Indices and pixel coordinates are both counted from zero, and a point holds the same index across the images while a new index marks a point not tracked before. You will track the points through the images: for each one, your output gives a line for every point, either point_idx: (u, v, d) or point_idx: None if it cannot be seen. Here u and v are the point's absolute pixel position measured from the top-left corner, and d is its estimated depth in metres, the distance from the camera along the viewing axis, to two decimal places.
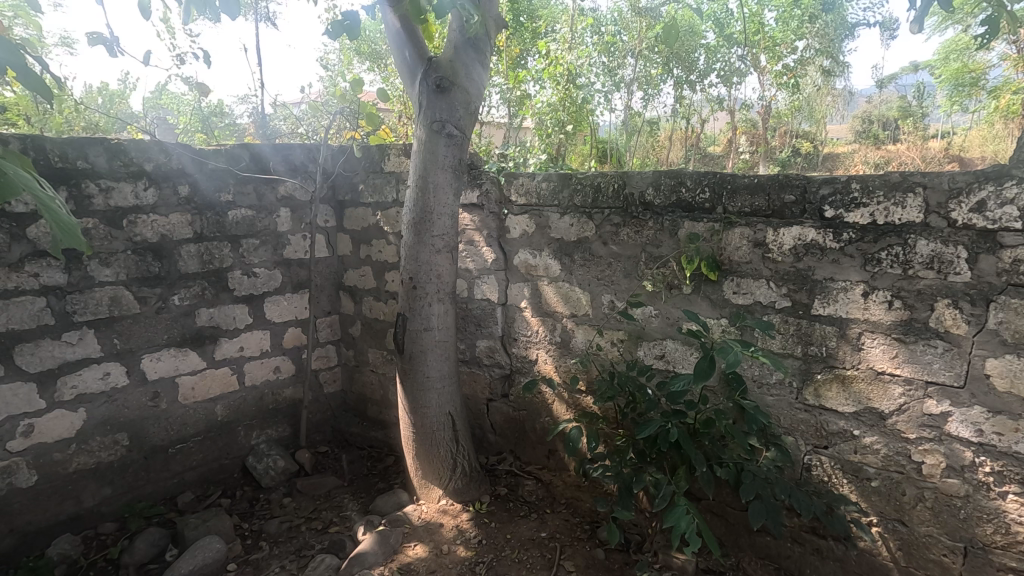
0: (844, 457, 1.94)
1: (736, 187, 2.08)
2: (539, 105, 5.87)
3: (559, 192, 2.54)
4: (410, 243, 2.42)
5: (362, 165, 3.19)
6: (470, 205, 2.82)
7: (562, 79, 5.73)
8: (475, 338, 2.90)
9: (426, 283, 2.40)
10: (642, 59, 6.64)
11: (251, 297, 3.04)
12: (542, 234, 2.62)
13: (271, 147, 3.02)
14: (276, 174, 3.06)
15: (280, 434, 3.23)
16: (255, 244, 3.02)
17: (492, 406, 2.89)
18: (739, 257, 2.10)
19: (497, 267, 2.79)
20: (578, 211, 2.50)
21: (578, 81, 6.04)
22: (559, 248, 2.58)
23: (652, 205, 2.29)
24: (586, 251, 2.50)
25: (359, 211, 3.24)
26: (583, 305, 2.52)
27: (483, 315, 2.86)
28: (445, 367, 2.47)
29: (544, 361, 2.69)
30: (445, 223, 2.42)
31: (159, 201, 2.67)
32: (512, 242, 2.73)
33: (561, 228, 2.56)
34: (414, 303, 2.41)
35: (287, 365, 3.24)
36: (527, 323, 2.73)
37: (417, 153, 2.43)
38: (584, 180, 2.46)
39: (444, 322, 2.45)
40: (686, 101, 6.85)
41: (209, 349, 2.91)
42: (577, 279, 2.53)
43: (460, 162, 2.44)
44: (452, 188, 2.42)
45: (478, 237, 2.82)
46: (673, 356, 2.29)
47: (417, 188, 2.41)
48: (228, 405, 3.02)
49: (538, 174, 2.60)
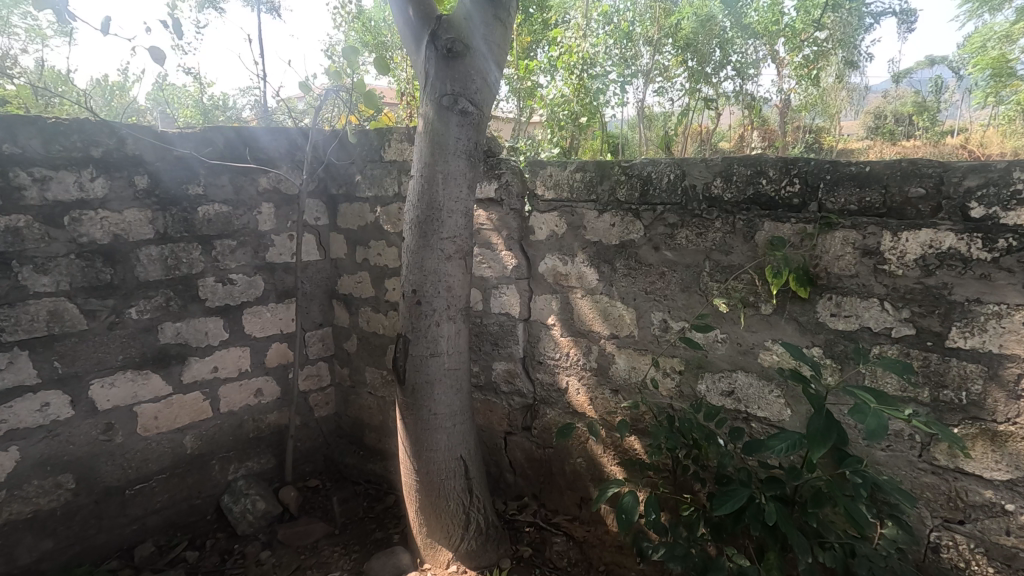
0: (991, 538, 1.45)
1: (839, 176, 1.59)
2: (550, 97, 5.41)
3: (598, 185, 2.06)
4: (414, 248, 1.94)
5: (358, 153, 2.72)
6: (487, 200, 2.34)
7: (574, 71, 5.32)
8: (492, 361, 2.43)
9: (433, 298, 1.92)
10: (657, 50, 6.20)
11: (227, 309, 2.58)
12: (575, 236, 2.15)
13: (266, 128, 2.60)
14: (259, 162, 2.60)
15: (263, 468, 2.77)
16: (231, 246, 2.56)
17: (510, 441, 2.43)
18: (841, 268, 1.61)
19: (518, 276, 2.31)
20: (621, 208, 2.02)
21: (590, 72, 5.58)
22: (596, 253, 2.10)
23: (720, 200, 1.80)
24: (630, 258, 2.02)
25: (355, 206, 2.78)
26: (626, 323, 2.05)
27: (501, 334, 2.39)
28: (457, 401, 2.00)
29: (576, 391, 2.22)
30: (458, 223, 1.94)
31: (111, 194, 2.20)
32: (536, 245, 2.25)
33: (599, 229, 2.08)
34: (417, 323, 1.93)
35: (270, 386, 2.78)
36: (555, 344, 2.26)
37: (421, 136, 1.94)
38: (630, 170, 1.97)
39: (455, 346, 1.97)
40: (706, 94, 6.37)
41: (176, 371, 2.45)
42: (620, 293, 2.05)
43: (476, 147, 1.96)
44: (467, 178, 1.95)
45: (497, 238, 2.34)
46: (746, 393, 1.81)
47: (422, 179, 1.92)
48: (199, 435, 2.56)
49: (571, 163, 2.12)
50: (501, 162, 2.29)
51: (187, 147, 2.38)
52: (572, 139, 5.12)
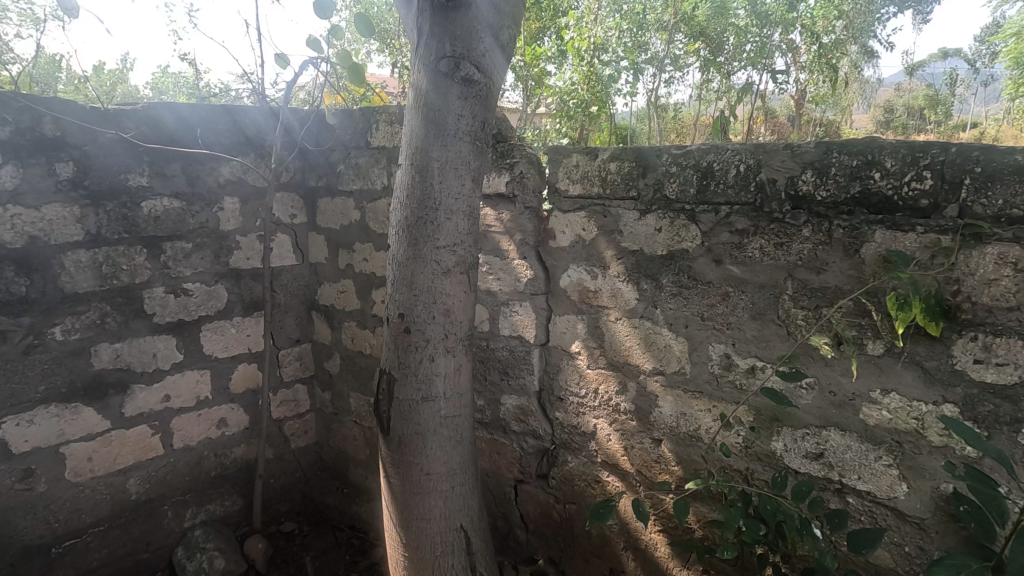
0: None
1: (995, 169, 1.11)
2: (559, 85, 4.91)
3: (639, 179, 1.61)
4: (402, 259, 1.48)
5: (340, 139, 2.26)
6: (496, 195, 1.88)
7: (584, 57, 4.76)
8: (500, 394, 1.98)
9: (426, 325, 1.47)
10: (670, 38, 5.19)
11: (180, 325, 2.13)
12: (607, 243, 1.70)
13: (261, 110, 2.22)
14: (243, 143, 2.20)
15: (228, 511, 2.34)
16: (185, 249, 2.11)
17: (522, 491, 2.00)
18: (993, 297, 1.14)
19: (534, 291, 1.87)
20: (672, 209, 1.56)
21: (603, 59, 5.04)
22: (636, 266, 1.65)
23: (810, 200, 1.34)
24: (681, 273, 1.57)
25: (337, 202, 2.32)
26: (674, 356, 1.60)
27: (513, 362, 1.94)
28: (458, 457, 1.56)
29: (607, 437, 1.77)
30: (459, 226, 1.48)
31: (24, 186, 1.76)
32: (558, 253, 1.81)
33: (640, 234, 1.63)
34: (404, 356, 1.48)
35: (236, 415, 2.34)
36: (580, 377, 1.81)
37: (412, 113, 1.48)
38: (685, 159, 1.52)
39: (454, 385, 1.52)
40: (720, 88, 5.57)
41: (116, 402, 2.01)
42: (667, 318, 1.61)
43: (484, 127, 1.51)
44: (472, 168, 1.49)
45: (508, 244, 1.89)
46: (840, 459, 1.35)
47: (414, 169, 1.46)
48: (147, 477, 2.12)
49: (604, 150, 1.67)
50: (515, 150, 1.84)
51: (156, 141, 2.00)
52: (581, 130, 4.59)
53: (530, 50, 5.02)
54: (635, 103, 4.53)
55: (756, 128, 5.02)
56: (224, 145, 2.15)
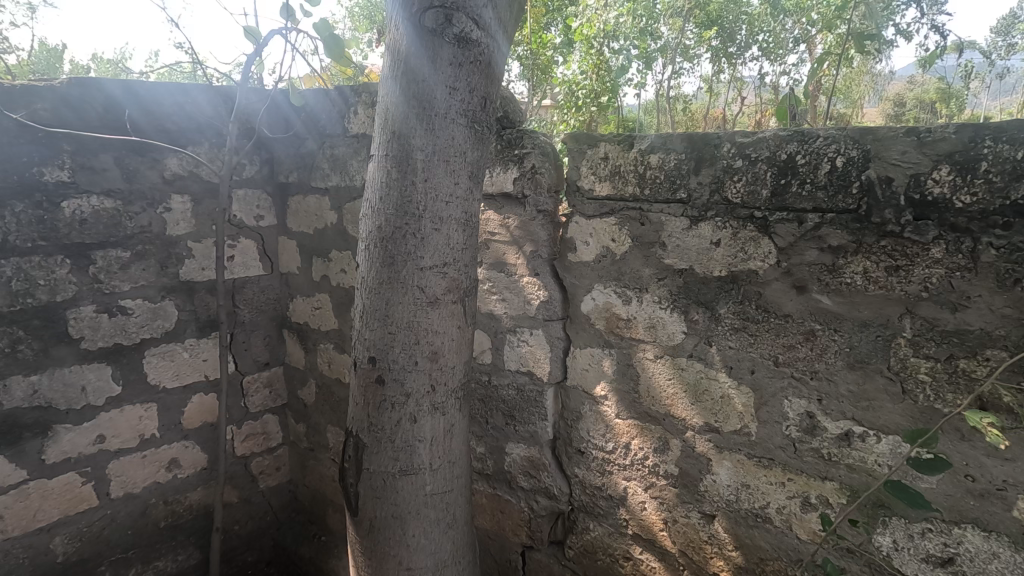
0: None
1: None
2: (569, 72, 4.50)
3: (690, 176, 1.22)
4: (373, 283, 1.09)
5: (312, 125, 1.87)
6: (502, 195, 1.50)
7: (592, 46, 4.14)
8: (505, 442, 1.61)
9: (405, 372, 1.08)
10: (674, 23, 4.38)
11: (117, 351, 1.76)
12: (644, 259, 1.32)
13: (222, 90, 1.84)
14: (188, 131, 1.80)
15: (182, 567, 1.98)
16: (121, 259, 1.73)
17: (532, 560, 1.63)
18: None
19: (548, 317, 1.48)
20: (736, 216, 1.17)
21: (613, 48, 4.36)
22: (683, 291, 1.26)
23: (944, 207, 0.94)
24: (746, 302, 1.18)
25: (311, 201, 1.94)
26: (734, 410, 1.22)
27: (520, 404, 1.56)
28: (449, 544, 1.18)
29: (643, 506, 1.39)
30: (450, 239, 1.09)
31: None
32: (579, 270, 1.43)
33: (689, 249, 1.24)
34: (376, 414, 1.10)
35: (191, 454, 1.97)
36: (607, 428, 1.43)
37: (387, 86, 1.09)
38: (758, 149, 1.13)
39: (442, 450, 1.14)
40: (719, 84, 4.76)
41: (34, 447, 1.64)
42: (725, 359, 1.22)
43: (485, 104, 1.12)
44: (467, 160, 1.10)
45: (515, 257, 1.51)
46: (980, 571, 0.97)
47: (391, 161, 1.07)
48: (78, 535, 1.76)
49: (642, 139, 1.28)
50: (526, 138, 1.45)
51: (73, 126, 1.59)
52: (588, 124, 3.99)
53: (536, 37, 4.48)
54: (653, 92, 4.11)
55: (768, 120, 4.23)
56: (161, 132, 1.75)
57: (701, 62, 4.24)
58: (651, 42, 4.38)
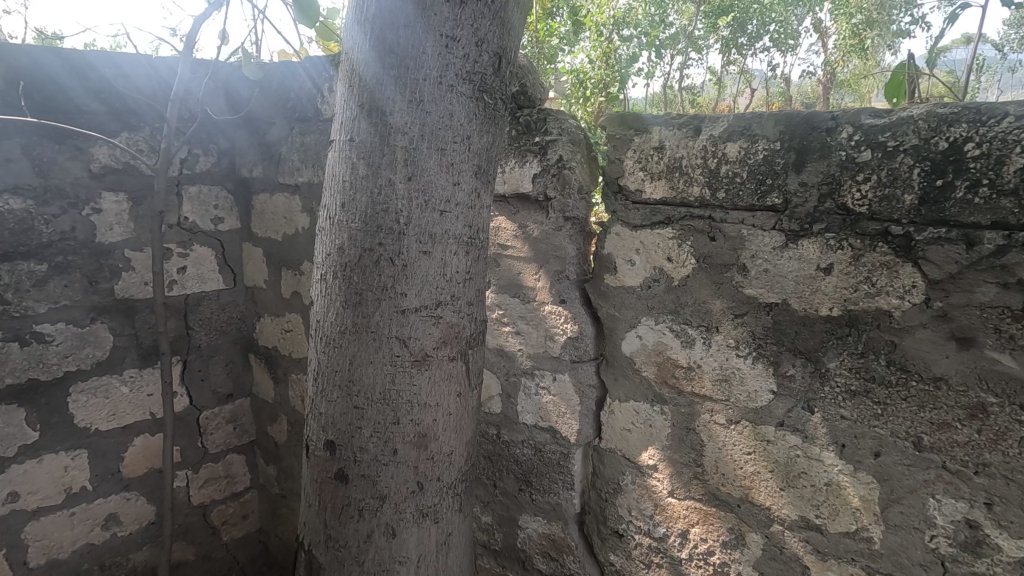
0: None
1: None
2: (574, 61, 4.12)
3: (788, 174, 0.87)
4: (332, 331, 0.74)
5: (278, 106, 1.50)
6: (519, 197, 1.14)
7: (601, 34, 3.68)
8: (519, 514, 1.25)
9: (379, 464, 0.73)
10: (686, 14, 3.95)
11: (33, 389, 1.41)
12: (714, 289, 0.96)
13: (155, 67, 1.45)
14: (112, 116, 1.43)
15: None
16: (35, 274, 1.37)
17: None
18: None
19: (576, 359, 1.13)
20: (859, 232, 0.81)
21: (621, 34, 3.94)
22: (771, 335, 0.91)
23: None
24: (871, 355, 0.82)
25: (278, 201, 1.58)
26: (847, 507, 0.87)
27: (539, 468, 1.21)
28: None
29: None
30: (446, 266, 0.73)
31: None
32: (620, 299, 1.07)
33: (783, 276, 0.89)
34: (338, 523, 0.74)
35: (135, 507, 1.62)
36: (656, 509, 1.08)
37: (351, 36, 0.72)
38: (902, 134, 0.76)
39: (434, 568, 0.79)
40: (728, 78, 4.36)
41: None
42: (834, 434, 0.87)
43: (499, 65, 0.75)
44: (472, 148, 0.74)
45: (534, 279, 1.15)
46: None
47: (357, 150, 0.71)
48: None
49: (716, 122, 0.92)
50: (552, 120, 1.09)
51: None
52: (595, 114, 3.54)
53: (539, 24, 4.09)
54: (664, 84, 3.74)
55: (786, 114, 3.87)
56: (76, 117, 1.37)
57: (718, 51, 3.87)
58: (662, 31, 3.98)
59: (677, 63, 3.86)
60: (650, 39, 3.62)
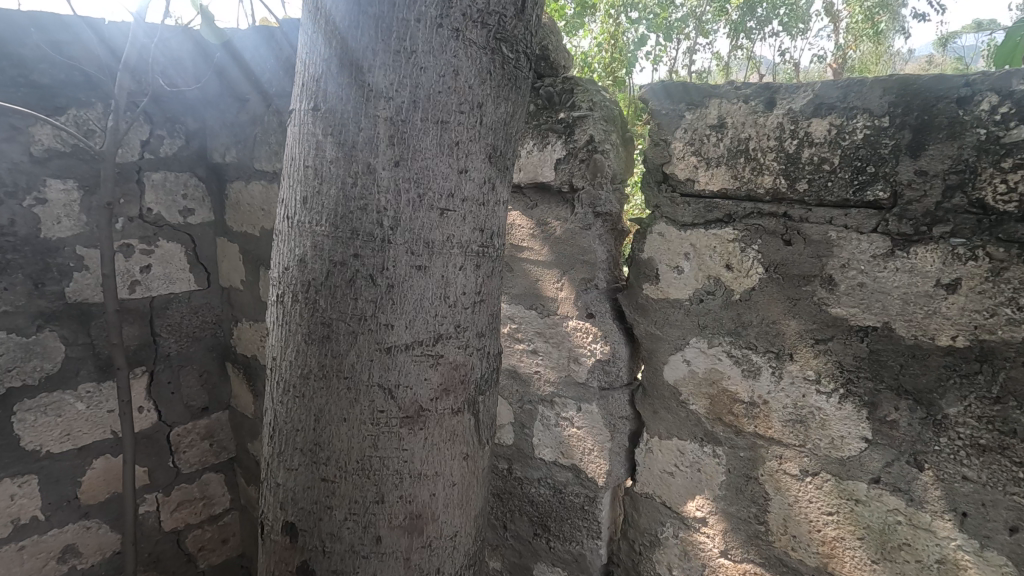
0: None
1: None
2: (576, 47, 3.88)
3: (899, 160, 0.66)
4: (292, 374, 0.53)
5: (253, 80, 1.29)
6: (539, 188, 0.94)
7: (606, 17, 3.43)
8: (534, 564, 1.06)
9: (358, 554, 0.53)
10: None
11: None
12: (788, 306, 0.76)
13: (105, 36, 1.25)
14: (58, 92, 1.22)
15: None
16: None
17: None
18: None
19: (605, 386, 0.93)
20: (1003, 239, 0.60)
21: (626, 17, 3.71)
22: (865, 368, 0.71)
23: None
24: (1013, 401, 0.62)
25: (254, 190, 1.38)
26: None
27: (559, 512, 1.01)
28: None
29: None
30: (447, 286, 0.53)
31: None
32: (663, 314, 0.87)
33: (887, 292, 0.68)
34: None
35: (97, 536, 1.44)
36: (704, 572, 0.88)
37: None
38: None
39: None
40: (738, 65, 4.13)
41: None
42: (951, 499, 0.66)
43: (523, 4, 0.53)
44: (484, 121, 0.52)
45: (555, 288, 0.95)
46: None
47: (322, 122, 0.50)
48: None
49: (799, 93, 0.72)
50: (581, 93, 0.88)
51: None
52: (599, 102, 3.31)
53: None
54: (670, 69, 3.51)
55: None
56: (17, 93, 1.16)
57: (728, 36, 3.64)
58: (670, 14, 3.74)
59: (684, 49, 3.63)
60: (656, 23, 3.39)
